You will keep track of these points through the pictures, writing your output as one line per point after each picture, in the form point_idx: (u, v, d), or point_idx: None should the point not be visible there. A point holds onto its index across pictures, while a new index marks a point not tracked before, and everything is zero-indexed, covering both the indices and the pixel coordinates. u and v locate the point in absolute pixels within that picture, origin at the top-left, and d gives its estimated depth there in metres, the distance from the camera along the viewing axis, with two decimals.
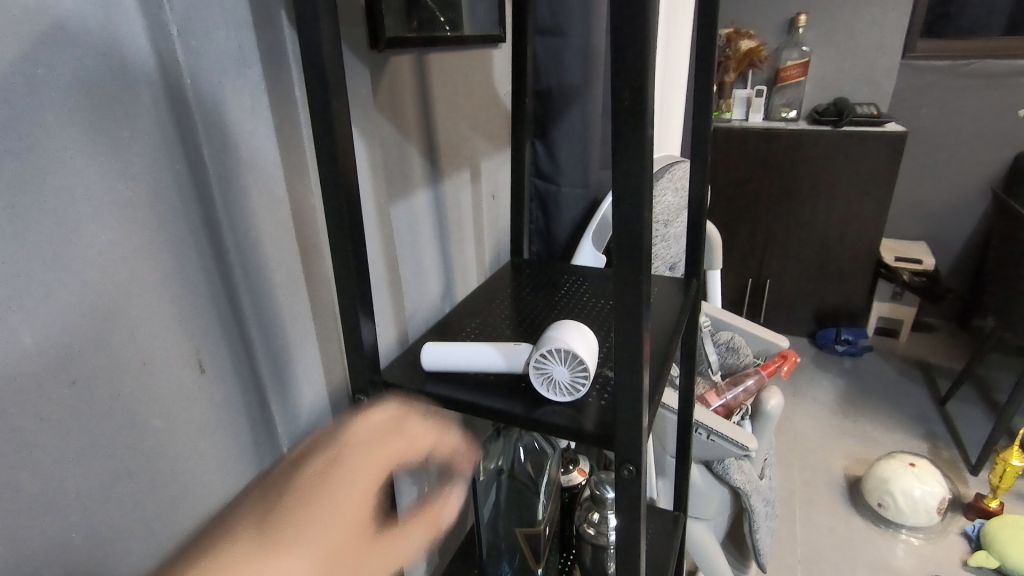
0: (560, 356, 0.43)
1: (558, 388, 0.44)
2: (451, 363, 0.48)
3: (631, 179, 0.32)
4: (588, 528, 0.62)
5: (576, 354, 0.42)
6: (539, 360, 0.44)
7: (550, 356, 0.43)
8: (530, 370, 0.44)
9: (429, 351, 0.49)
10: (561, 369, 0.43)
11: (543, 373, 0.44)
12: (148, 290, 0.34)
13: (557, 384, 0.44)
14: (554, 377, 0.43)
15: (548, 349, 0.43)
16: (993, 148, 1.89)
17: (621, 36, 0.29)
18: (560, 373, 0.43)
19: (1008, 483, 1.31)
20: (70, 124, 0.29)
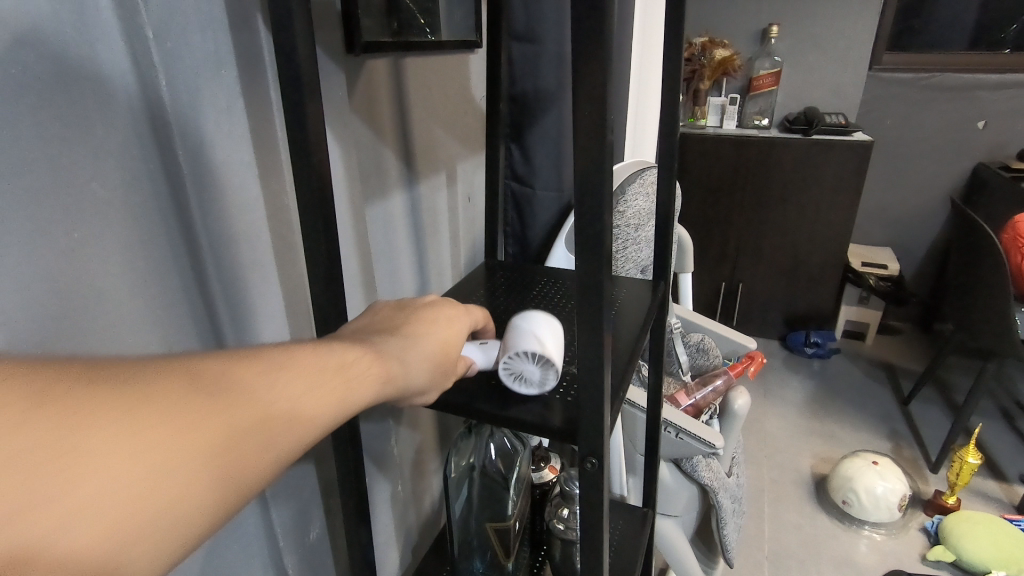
0: (529, 356, 0.43)
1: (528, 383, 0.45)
2: None
3: (593, 186, 0.33)
4: (557, 523, 0.64)
5: (544, 354, 0.43)
6: (508, 361, 0.44)
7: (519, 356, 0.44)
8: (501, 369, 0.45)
9: None
10: (530, 368, 0.44)
11: (512, 371, 0.44)
12: (121, 289, 0.35)
13: (526, 380, 0.45)
14: (523, 374, 0.44)
15: (517, 351, 0.43)
16: (954, 157, 1.97)
17: (583, 47, 0.31)
18: (530, 372, 0.44)
19: (965, 480, 1.36)
20: (43, 124, 0.30)
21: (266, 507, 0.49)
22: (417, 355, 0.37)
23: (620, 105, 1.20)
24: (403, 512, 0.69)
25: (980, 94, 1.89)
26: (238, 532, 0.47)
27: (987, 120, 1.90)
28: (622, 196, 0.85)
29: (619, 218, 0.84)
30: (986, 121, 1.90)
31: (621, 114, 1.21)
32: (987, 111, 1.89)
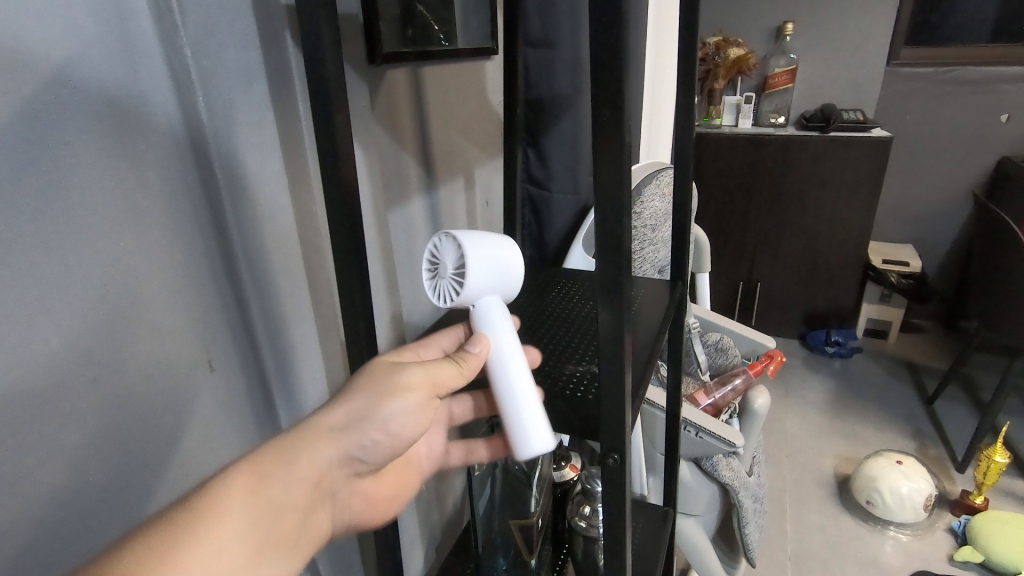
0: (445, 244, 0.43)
1: (445, 291, 0.43)
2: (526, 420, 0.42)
3: (612, 187, 0.34)
4: (580, 520, 0.65)
5: (452, 236, 0.42)
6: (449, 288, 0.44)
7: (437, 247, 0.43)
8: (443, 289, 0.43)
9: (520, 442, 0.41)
10: (446, 264, 0.42)
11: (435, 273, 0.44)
12: (161, 294, 0.37)
13: (442, 285, 0.43)
14: (441, 276, 0.43)
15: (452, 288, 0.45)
16: (977, 152, 1.93)
17: (601, 52, 0.32)
18: (444, 267, 0.42)
19: (993, 480, 1.34)
20: (93, 136, 0.32)
21: None
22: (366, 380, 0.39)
23: (635, 107, 1.21)
24: (427, 511, 0.71)
25: (1002, 87, 1.85)
26: None
27: (1010, 113, 1.86)
28: (639, 197, 0.86)
29: (636, 219, 0.85)
30: (1009, 114, 1.87)
31: (635, 116, 1.22)
32: (1009, 104, 1.86)
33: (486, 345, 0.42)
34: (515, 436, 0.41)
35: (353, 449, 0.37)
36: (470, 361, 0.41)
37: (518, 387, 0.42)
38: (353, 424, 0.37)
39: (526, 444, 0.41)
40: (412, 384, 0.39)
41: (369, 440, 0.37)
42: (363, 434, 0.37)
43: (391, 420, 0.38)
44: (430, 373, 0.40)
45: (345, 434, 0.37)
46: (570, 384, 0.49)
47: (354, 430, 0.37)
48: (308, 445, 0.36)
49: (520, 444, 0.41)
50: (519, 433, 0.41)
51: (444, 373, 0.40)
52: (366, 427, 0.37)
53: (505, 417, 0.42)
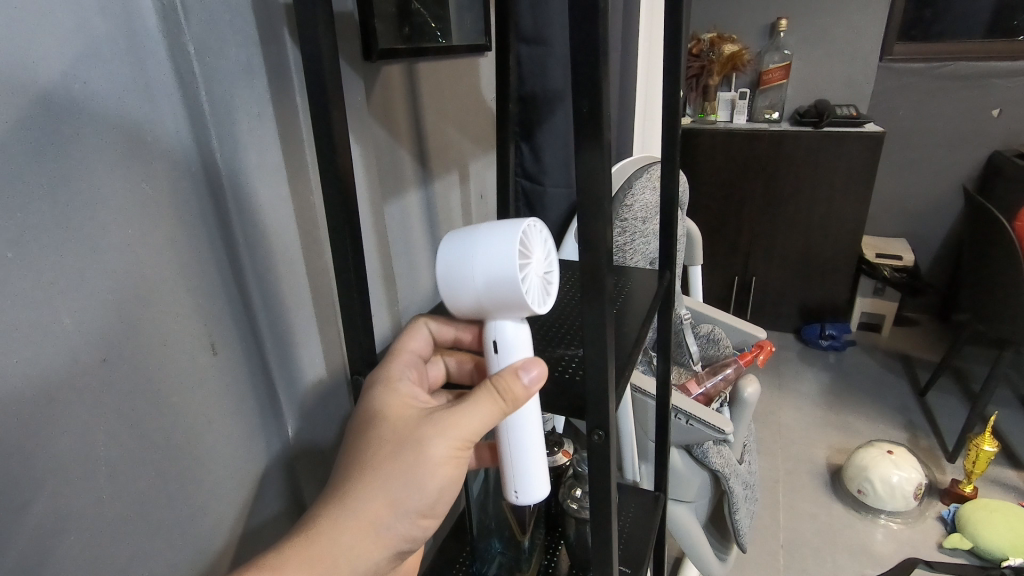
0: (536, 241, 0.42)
1: (537, 294, 0.42)
2: (529, 471, 0.45)
3: (592, 176, 0.36)
4: (571, 503, 0.68)
5: (545, 237, 0.42)
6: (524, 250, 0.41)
7: (529, 238, 0.41)
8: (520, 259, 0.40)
9: (526, 494, 0.46)
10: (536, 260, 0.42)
11: (525, 265, 0.40)
12: (167, 279, 0.38)
13: (532, 283, 0.41)
14: (532, 273, 0.41)
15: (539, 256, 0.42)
16: (968, 146, 1.95)
17: (583, 46, 0.34)
18: (539, 264, 0.42)
19: (981, 469, 1.36)
20: (100, 127, 0.33)
21: (294, 484, 0.54)
22: (403, 462, 0.40)
23: (627, 103, 1.23)
24: None
25: (994, 82, 1.87)
26: (268, 508, 0.51)
27: (1002, 108, 1.88)
28: (629, 190, 0.88)
29: (626, 211, 0.87)
30: (1001, 109, 1.88)
31: (629, 112, 1.24)
32: (1002, 98, 1.87)
33: (540, 372, 0.43)
34: (513, 481, 0.46)
35: (402, 541, 0.41)
36: (517, 392, 0.42)
37: (526, 434, 0.45)
38: (401, 515, 0.40)
39: (525, 492, 0.46)
40: (451, 446, 0.41)
41: (419, 525, 0.41)
42: (412, 523, 0.41)
43: (438, 495, 0.41)
44: (468, 425, 0.41)
45: (392, 528, 0.40)
46: (559, 366, 0.52)
47: (400, 523, 0.40)
48: (362, 550, 0.39)
49: (517, 491, 0.46)
50: (525, 485, 0.45)
51: (487, 418, 0.41)
52: (412, 514, 0.41)
53: (506, 459, 0.46)
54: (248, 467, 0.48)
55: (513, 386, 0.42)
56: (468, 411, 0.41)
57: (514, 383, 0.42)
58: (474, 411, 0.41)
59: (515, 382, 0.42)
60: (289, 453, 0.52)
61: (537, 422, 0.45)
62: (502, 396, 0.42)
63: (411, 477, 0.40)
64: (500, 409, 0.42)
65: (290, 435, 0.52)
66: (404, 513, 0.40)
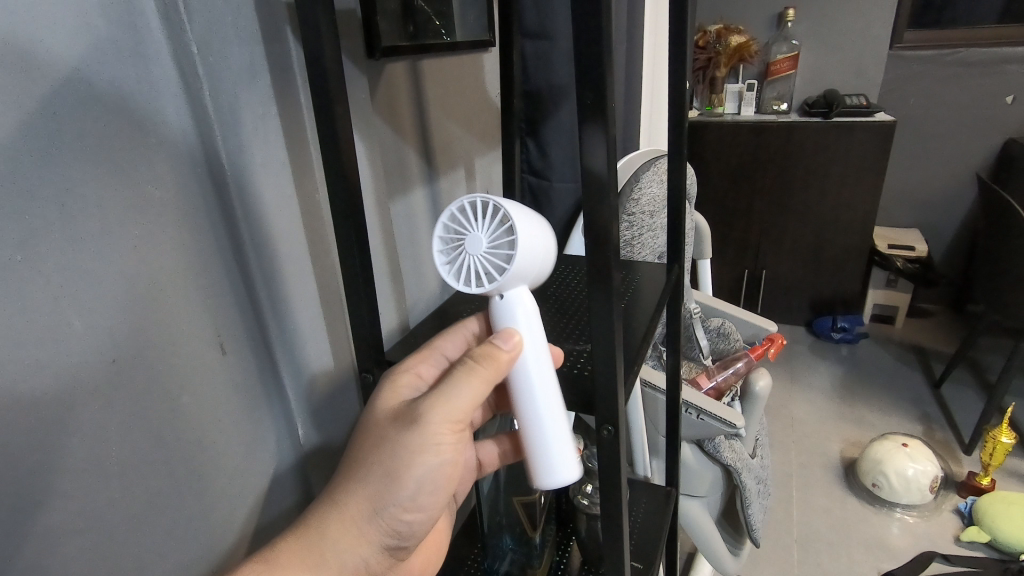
0: (483, 219, 0.40)
1: (475, 273, 0.40)
2: (557, 451, 0.43)
3: (597, 171, 0.36)
4: (581, 499, 0.70)
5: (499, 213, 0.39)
6: (459, 227, 0.40)
7: (468, 216, 0.40)
8: (450, 236, 0.41)
9: (556, 477, 0.43)
10: (480, 238, 0.40)
11: (458, 246, 0.40)
12: (175, 279, 0.39)
13: (467, 263, 0.40)
14: (467, 253, 0.40)
15: (480, 233, 0.39)
16: (982, 134, 1.92)
17: (586, 37, 0.33)
18: (476, 243, 0.39)
19: (999, 461, 1.34)
20: (104, 129, 0.34)
21: (305, 482, 0.54)
22: (381, 455, 0.41)
23: (634, 97, 1.22)
24: None
25: (1008, 68, 1.84)
26: (280, 506, 0.51)
27: (1016, 95, 1.85)
28: (636, 184, 0.87)
29: (632, 206, 0.86)
30: (1014, 95, 1.85)
31: (635, 105, 1.23)
32: (1016, 85, 1.84)
33: (517, 341, 0.41)
34: (537, 461, 0.43)
35: (387, 535, 0.41)
36: (497, 366, 0.40)
37: (543, 411, 0.42)
38: (383, 508, 0.41)
39: (550, 473, 0.43)
40: (432, 434, 0.40)
41: (402, 517, 0.41)
42: (393, 516, 0.41)
43: (418, 487, 0.41)
44: (448, 409, 0.40)
45: (375, 521, 0.41)
46: (569, 362, 0.52)
47: (384, 515, 0.41)
48: (345, 545, 0.40)
49: (543, 472, 0.43)
50: (552, 469, 0.43)
51: (465, 402, 0.40)
52: (394, 507, 0.41)
53: (527, 440, 0.43)
54: (259, 464, 0.48)
55: (493, 362, 0.40)
56: (445, 395, 0.40)
57: (491, 355, 0.40)
58: (450, 394, 0.40)
59: (492, 354, 0.40)
60: (298, 451, 0.53)
61: (554, 395, 0.43)
62: (480, 372, 0.40)
63: (391, 467, 0.40)
64: (482, 388, 0.40)
65: (300, 434, 0.53)
66: (384, 507, 0.40)
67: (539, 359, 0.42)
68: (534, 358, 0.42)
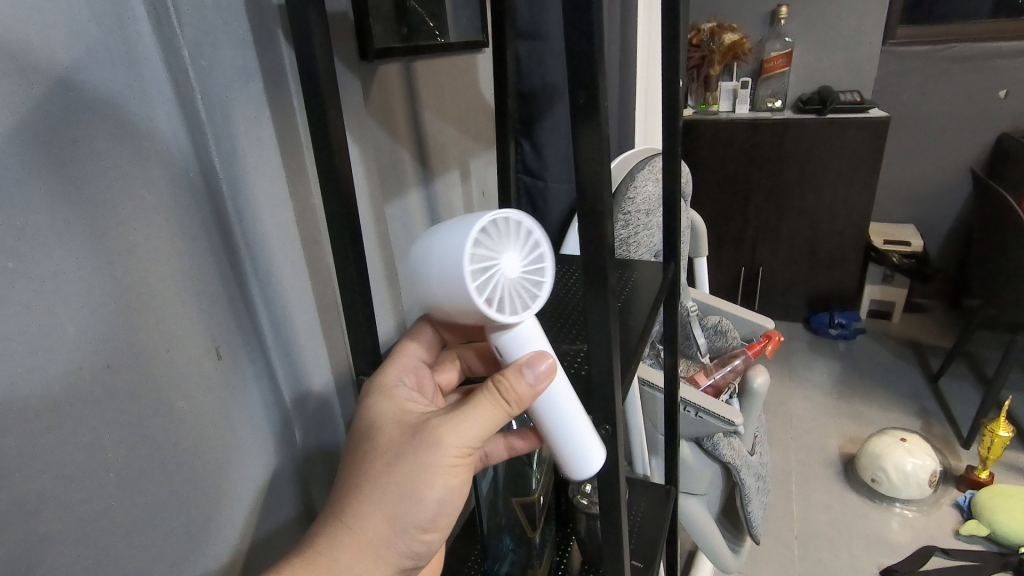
0: (509, 238, 0.37)
1: (508, 297, 0.38)
2: (585, 445, 0.43)
3: (589, 171, 0.36)
4: (580, 499, 0.70)
5: (527, 229, 0.38)
6: (487, 248, 0.37)
7: (497, 236, 0.37)
8: (476, 259, 0.36)
9: (591, 466, 0.43)
10: (511, 258, 0.38)
11: (490, 269, 0.37)
12: (169, 286, 0.39)
13: (500, 286, 0.37)
14: (501, 276, 0.37)
15: (509, 252, 0.37)
16: (976, 129, 1.93)
17: (576, 37, 0.33)
18: (512, 264, 0.37)
19: (996, 454, 1.35)
20: (95, 135, 0.33)
21: (304, 488, 0.54)
22: (400, 476, 0.40)
23: (628, 95, 1.22)
24: None
25: (1000, 63, 1.84)
26: (279, 512, 0.51)
27: (1009, 89, 1.85)
28: (632, 183, 0.87)
29: (628, 205, 0.87)
30: (1007, 89, 1.86)
31: (629, 104, 1.23)
32: (1009, 79, 1.85)
33: (542, 366, 0.39)
34: (569, 458, 0.43)
35: (404, 556, 0.41)
36: (521, 391, 0.40)
37: (564, 422, 0.42)
38: (402, 529, 0.40)
39: (582, 466, 0.43)
40: (451, 456, 0.40)
41: (421, 538, 0.41)
42: (413, 537, 0.41)
43: (437, 509, 0.41)
44: (469, 432, 0.40)
45: (393, 543, 0.40)
46: (566, 362, 0.52)
47: (402, 537, 0.40)
48: (361, 569, 0.39)
49: (575, 467, 0.43)
50: (582, 464, 0.43)
51: (487, 424, 0.40)
52: (413, 529, 0.41)
53: (551, 439, 0.43)
54: (257, 470, 0.48)
55: (517, 386, 0.39)
56: (467, 419, 0.40)
57: (517, 387, 0.40)
58: (472, 418, 0.40)
59: (518, 381, 0.39)
60: (296, 457, 0.52)
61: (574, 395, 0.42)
62: (505, 399, 0.40)
63: (410, 489, 0.40)
64: (504, 411, 0.40)
65: (298, 439, 0.52)
66: (404, 529, 0.40)
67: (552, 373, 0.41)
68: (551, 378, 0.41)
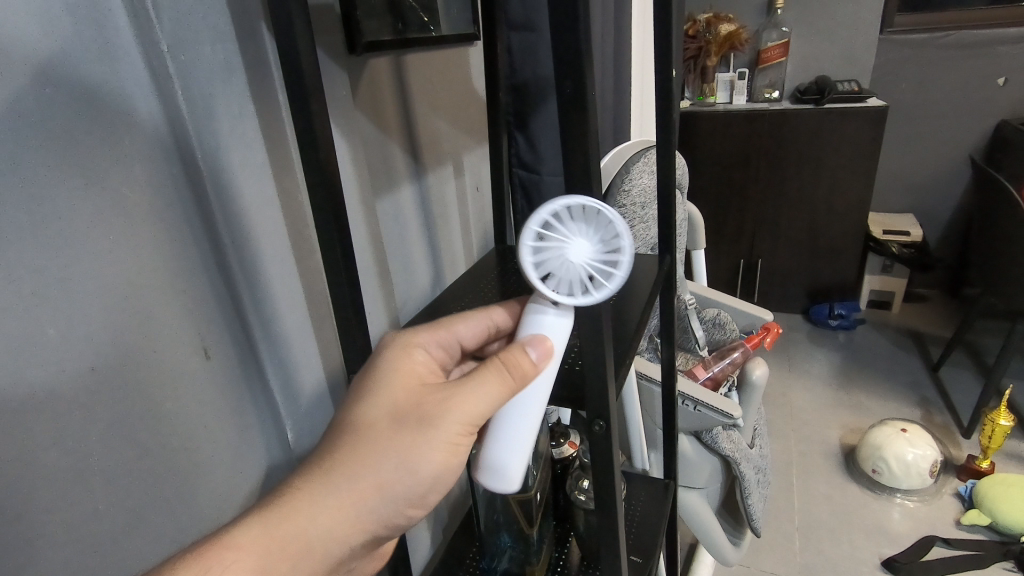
0: (584, 225, 0.38)
1: (569, 281, 0.38)
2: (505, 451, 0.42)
3: (578, 162, 0.36)
4: (579, 494, 0.68)
5: (604, 219, 0.37)
6: (557, 229, 0.38)
7: (571, 220, 0.37)
8: (543, 237, 0.38)
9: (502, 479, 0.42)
10: (583, 245, 0.38)
11: (553, 250, 0.37)
12: (153, 285, 0.38)
13: (563, 270, 0.38)
14: (563, 260, 0.38)
15: (578, 237, 0.38)
16: (975, 117, 1.92)
17: (561, 26, 0.33)
18: (577, 250, 0.37)
19: (997, 444, 1.34)
20: (72, 132, 0.33)
21: None
22: (399, 442, 0.39)
23: (623, 87, 1.21)
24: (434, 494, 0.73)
25: (999, 50, 1.83)
26: None
27: (1008, 76, 1.84)
28: (627, 176, 0.87)
29: (624, 198, 0.86)
30: (1006, 77, 1.84)
31: (625, 96, 1.22)
32: (1007, 66, 1.83)
33: (551, 350, 0.41)
34: (489, 464, 0.42)
35: (382, 527, 0.39)
36: (526, 368, 0.40)
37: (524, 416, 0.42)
38: (390, 497, 0.39)
39: (497, 478, 0.42)
40: (455, 429, 0.39)
41: (406, 512, 0.40)
42: (399, 510, 0.39)
43: (428, 482, 0.39)
44: (476, 406, 0.39)
45: (375, 511, 0.38)
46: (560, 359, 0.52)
47: (387, 507, 0.39)
48: (339, 535, 0.38)
49: (489, 476, 0.42)
50: (501, 470, 0.42)
51: (493, 401, 0.40)
52: (400, 501, 0.39)
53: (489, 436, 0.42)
54: (249, 471, 0.47)
55: (523, 362, 0.40)
56: (476, 392, 0.39)
57: (525, 362, 0.40)
58: (484, 389, 0.40)
59: (524, 360, 0.40)
60: (289, 456, 0.52)
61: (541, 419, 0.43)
62: (512, 375, 0.40)
63: (407, 458, 0.39)
64: (510, 389, 0.40)
65: (291, 439, 0.52)
66: (391, 499, 0.38)
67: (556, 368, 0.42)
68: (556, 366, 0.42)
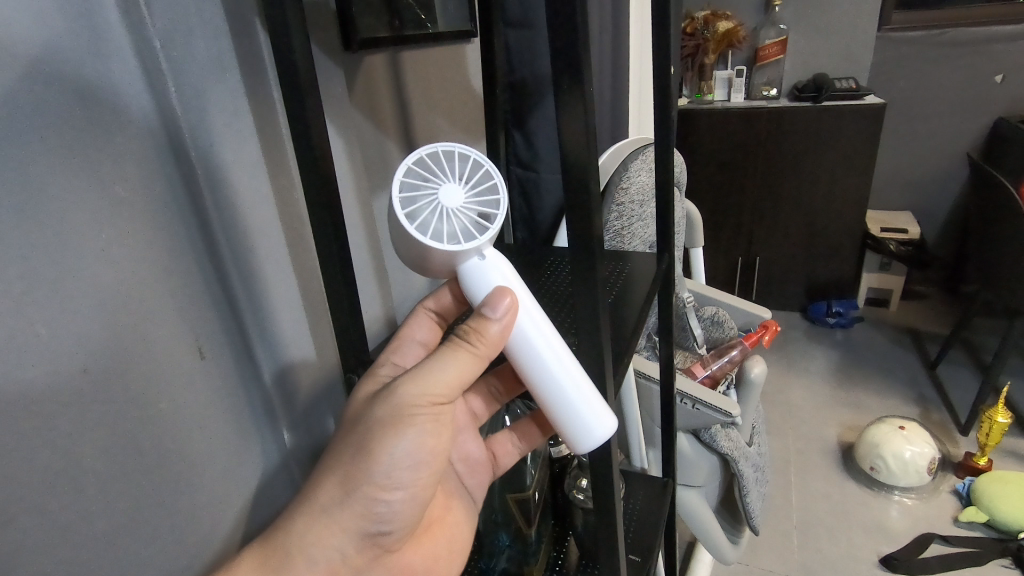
0: (448, 171, 0.39)
1: (457, 228, 0.39)
2: (573, 412, 0.41)
3: (576, 157, 0.35)
4: (577, 493, 0.71)
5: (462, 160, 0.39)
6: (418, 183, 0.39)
7: (435, 169, 0.39)
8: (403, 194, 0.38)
9: (592, 433, 0.41)
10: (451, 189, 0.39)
11: (428, 202, 0.38)
12: (147, 285, 0.37)
13: (446, 218, 0.39)
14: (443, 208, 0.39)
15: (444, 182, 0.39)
16: (972, 114, 1.92)
17: (558, 20, 0.32)
18: (453, 194, 0.39)
19: (995, 441, 1.34)
20: (62, 128, 0.32)
21: (294, 486, 0.53)
22: (355, 432, 0.40)
23: (621, 84, 1.20)
24: None
25: (997, 47, 1.83)
26: (269, 511, 0.50)
27: (1005, 73, 1.84)
28: (625, 173, 0.86)
29: (622, 195, 0.85)
30: (1003, 74, 1.84)
31: (622, 94, 1.22)
32: (1005, 63, 1.83)
33: (505, 304, 0.39)
34: (570, 431, 0.41)
35: (365, 521, 0.40)
36: (484, 334, 0.39)
37: (553, 370, 0.41)
38: (355, 486, 0.39)
39: (581, 434, 0.41)
40: (413, 408, 0.39)
41: (379, 496, 0.40)
42: (368, 496, 0.39)
43: (395, 467, 0.39)
44: (431, 382, 0.39)
45: (348, 505, 0.39)
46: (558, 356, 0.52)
47: (355, 496, 0.39)
48: (315, 537, 0.39)
49: (575, 438, 0.42)
50: (575, 429, 0.41)
51: (452, 374, 0.39)
52: (368, 488, 0.39)
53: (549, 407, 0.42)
54: (246, 471, 0.47)
55: (478, 330, 0.39)
56: (430, 369, 0.39)
57: (481, 329, 0.39)
58: (434, 367, 0.39)
59: (481, 326, 0.39)
60: (286, 455, 0.52)
61: (576, 367, 0.41)
62: (470, 344, 0.39)
63: (363, 445, 0.39)
64: (469, 356, 0.39)
65: (288, 440, 0.52)
66: (355, 488, 0.39)
67: (537, 320, 0.41)
68: (529, 319, 0.41)
